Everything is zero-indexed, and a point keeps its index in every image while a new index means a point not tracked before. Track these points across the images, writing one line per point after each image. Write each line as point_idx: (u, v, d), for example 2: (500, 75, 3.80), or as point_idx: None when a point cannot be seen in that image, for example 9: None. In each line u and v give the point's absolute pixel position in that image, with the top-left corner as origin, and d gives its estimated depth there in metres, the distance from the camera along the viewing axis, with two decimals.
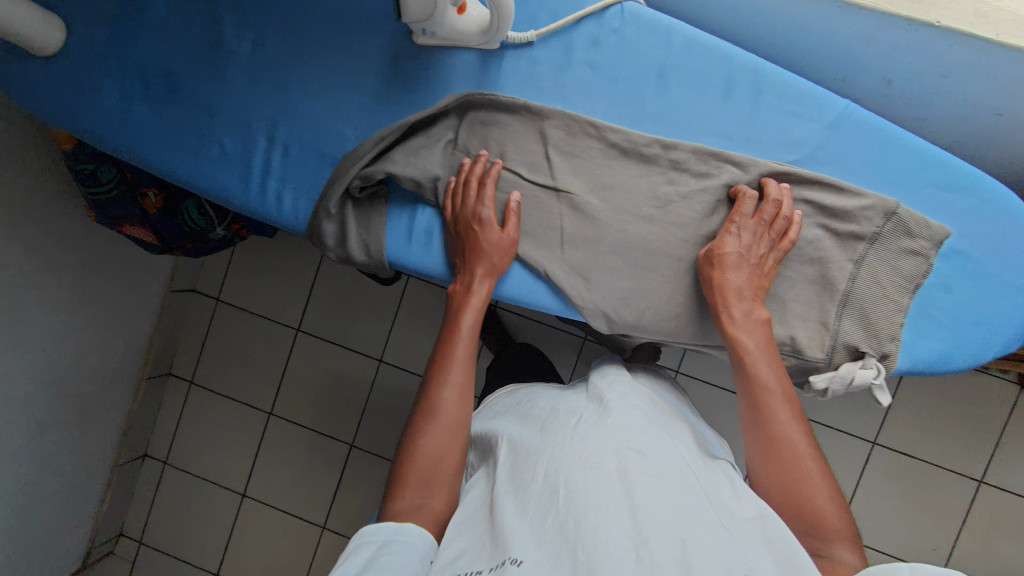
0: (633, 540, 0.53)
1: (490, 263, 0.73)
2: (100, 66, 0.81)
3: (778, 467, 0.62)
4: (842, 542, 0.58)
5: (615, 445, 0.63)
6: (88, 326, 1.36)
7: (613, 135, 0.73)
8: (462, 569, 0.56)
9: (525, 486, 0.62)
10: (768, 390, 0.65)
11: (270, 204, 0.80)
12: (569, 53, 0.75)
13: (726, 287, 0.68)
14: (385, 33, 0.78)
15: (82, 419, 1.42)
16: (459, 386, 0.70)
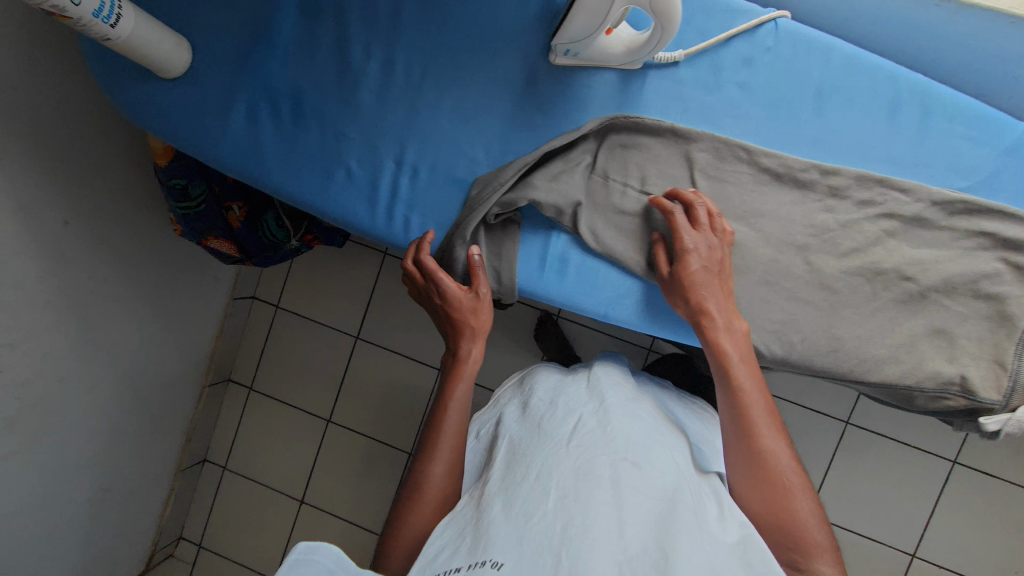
0: (617, 549, 0.55)
1: (470, 329, 0.77)
2: (229, 89, 0.80)
3: (760, 484, 0.63)
4: (821, 556, 0.60)
5: (610, 456, 0.64)
6: (158, 333, 1.37)
7: (767, 160, 0.70)
8: (440, 568, 0.58)
9: (517, 488, 0.63)
10: (755, 410, 0.65)
11: (398, 229, 0.78)
12: (717, 74, 0.71)
13: (704, 298, 0.67)
14: (518, 52, 0.76)
15: (151, 423, 1.44)
16: (448, 462, 0.70)
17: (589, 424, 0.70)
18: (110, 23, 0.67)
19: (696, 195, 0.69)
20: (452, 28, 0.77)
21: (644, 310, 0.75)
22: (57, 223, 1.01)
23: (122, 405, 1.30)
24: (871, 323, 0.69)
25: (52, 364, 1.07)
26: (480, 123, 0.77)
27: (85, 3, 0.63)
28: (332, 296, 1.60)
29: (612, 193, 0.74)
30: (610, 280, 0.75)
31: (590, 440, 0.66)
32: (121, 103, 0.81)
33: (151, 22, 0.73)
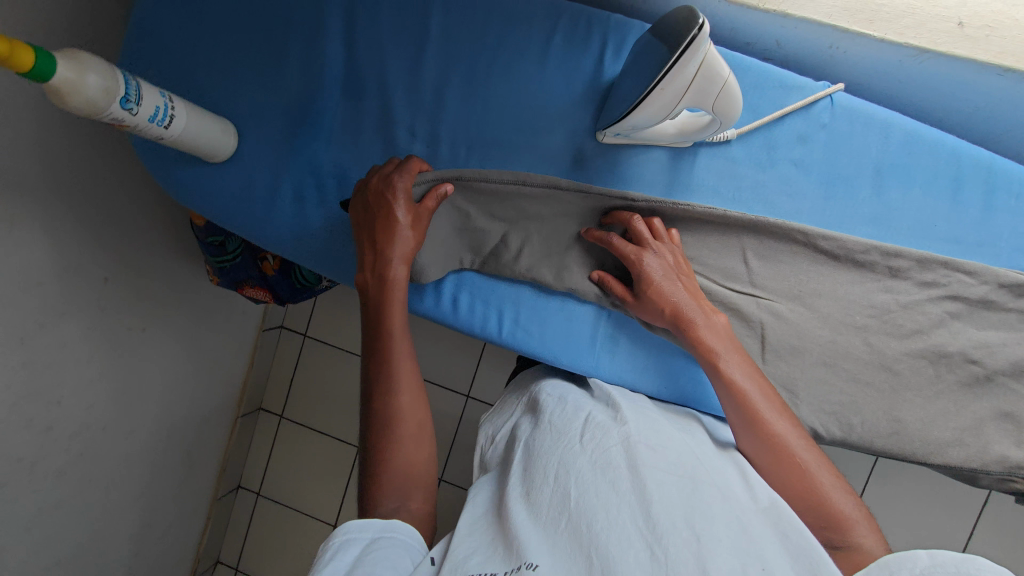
0: (645, 538, 0.48)
1: (407, 243, 0.70)
2: (275, 174, 0.81)
3: (789, 475, 0.58)
4: (857, 528, 0.54)
5: (623, 440, 0.57)
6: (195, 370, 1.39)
7: (824, 242, 0.69)
8: (472, 570, 0.50)
9: (537, 488, 0.55)
10: (749, 387, 0.62)
11: (445, 309, 0.78)
12: (772, 151, 0.70)
13: (671, 297, 0.67)
14: (566, 129, 0.75)
15: (188, 459, 1.46)
16: (411, 386, 0.66)
17: (601, 413, 0.63)
18: (163, 125, 0.68)
19: (634, 219, 0.71)
20: (497, 107, 0.76)
21: (695, 387, 0.76)
22: (99, 280, 1.03)
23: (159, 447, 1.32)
24: (935, 406, 0.68)
25: (97, 415, 1.09)
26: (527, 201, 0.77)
27: (141, 110, 0.64)
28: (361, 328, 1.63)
29: None
30: (661, 357, 0.77)
31: (601, 428, 0.59)
32: (171, 188, 0.82)
33: (199, 112, 0.73)
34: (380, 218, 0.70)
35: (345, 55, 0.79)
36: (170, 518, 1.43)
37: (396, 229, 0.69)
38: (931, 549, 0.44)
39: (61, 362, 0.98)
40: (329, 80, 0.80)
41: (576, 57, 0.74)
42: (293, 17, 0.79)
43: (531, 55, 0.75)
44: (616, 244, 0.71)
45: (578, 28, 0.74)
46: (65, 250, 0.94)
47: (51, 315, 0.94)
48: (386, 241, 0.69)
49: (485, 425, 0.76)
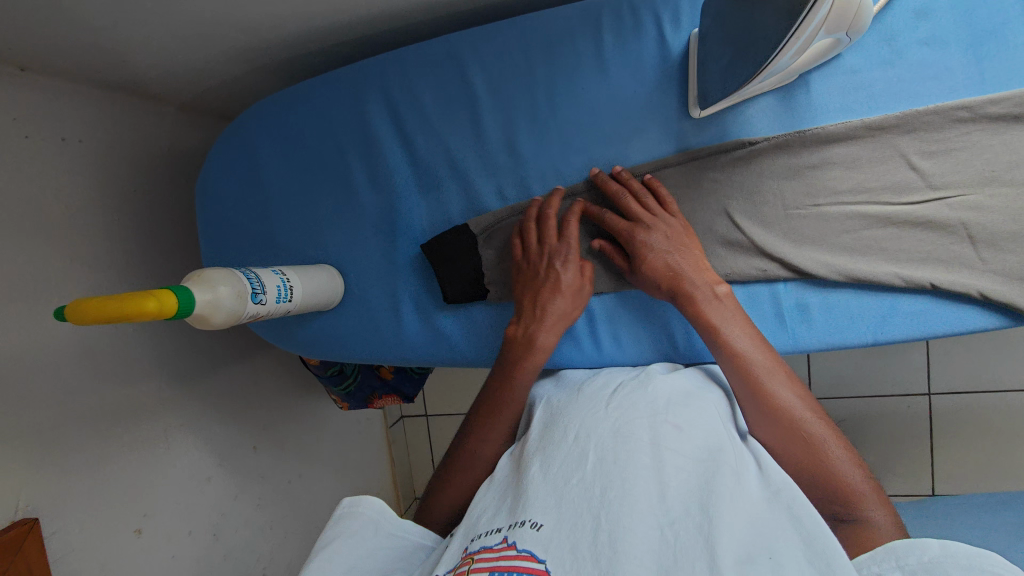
0: (657, 517, 0.50)
1: (564, 314, 0.70)
2: (390, 293, 0.79)
3: (788, 429, 0.59)
4: (869, 504, 0.55)
5: (650, 416, 0.59)
6: (338, 490, 1.61)
7: (995, 108, 0.60)
8: (482, 529, 0.55)
9: (555, 446, 0.58)
10: (762, 368, 0.61)
11: (610, 351, 0.75)
12: (893, 42, 0.62)
13: (675, 269, 0.66)
14: (656, 121, 0.69)
15: None
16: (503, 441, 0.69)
17: (627, 389, 0.65)
18: (288, 298, 0.67)
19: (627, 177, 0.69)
20: (575, 133, 0.72)
21: (926, 321, 0.65)
22: (250, 449, 1.25)
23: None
24: None
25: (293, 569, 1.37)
26: None
27: (268, 294, 0.63)
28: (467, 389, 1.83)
29: (822, 219, 0.66)
30: (870, 310, 0.66)
31: (627, 402, 0.62)
32: (303, 348, 0.83)
33: (307, 270, 0.73)
34: (541, 283, 0.70)
35: (405, 151, 0.77)
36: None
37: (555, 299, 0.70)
38: (942, 540, 0.48)
39: (254, 534, 1.24)
40: (401, 183, 0.77)
41: (633, 46, 0.69)
42: (341, 141, 0.78)
43: (586, 67, 0.70)
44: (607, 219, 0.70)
45: (623, 19, 0.69)
46: (218, 446, 1.16)
47: (228, 502, 1.17)
48: (540, 305, 0.70)
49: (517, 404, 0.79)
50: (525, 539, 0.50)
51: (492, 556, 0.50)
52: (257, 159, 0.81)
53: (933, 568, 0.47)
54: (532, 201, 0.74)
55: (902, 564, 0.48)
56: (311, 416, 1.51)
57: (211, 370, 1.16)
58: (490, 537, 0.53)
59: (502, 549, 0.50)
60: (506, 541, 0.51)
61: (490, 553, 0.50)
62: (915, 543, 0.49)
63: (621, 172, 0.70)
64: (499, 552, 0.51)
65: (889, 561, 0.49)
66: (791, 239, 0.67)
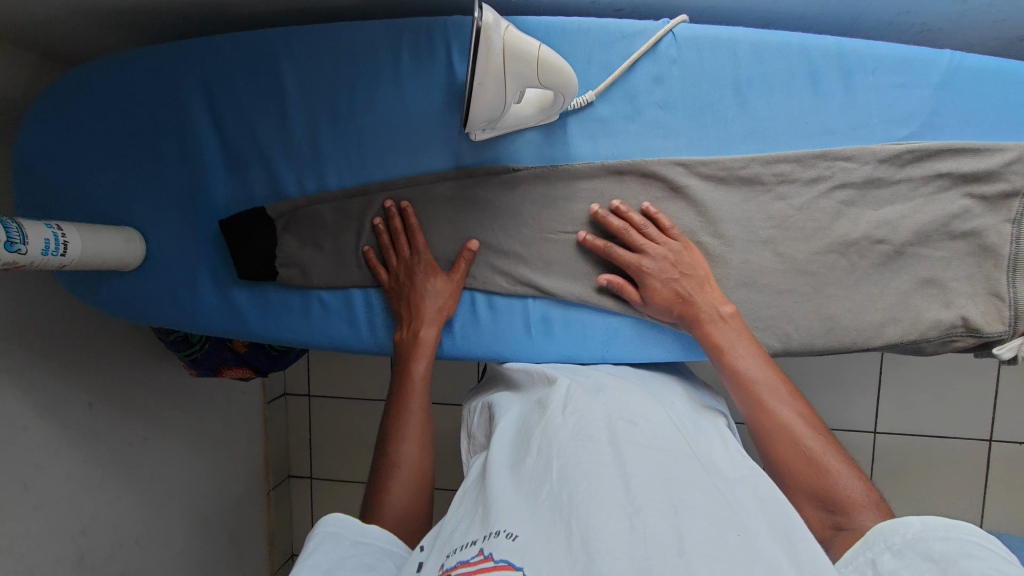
0: (625, 511, 0.51)
1: (436, 308, 0.76)
2: (188, 261, 0.84)
3: (786, 461, 0.59)
4: (863, 511, 0.54)
5: (606, 420, 0.63)
6: (190, 457, 1.64)
7: (704, 168, 0.70)
8: (456, 544, 0.56)
9: (522, 463, 0.61)
10: (746, 366, 0.63)
11: (385, 339, 0.82)
12: (634, 100, 0.71)
13: (686, 299, 0.68)
14: (440, 138, 0.77)
15: (221, 534, 1.76)
16: (412, 485, 0.67)
17: (584, 395, 0.68)
18: (59, 253, 0.70)
19: (609, 213, 0.71)
20: (372, 137, 0.78)
21: (645, 343, 0.77)
22: (84, 405, 1.28)
23: (188, 533, 1.62)
24: (858, 294, 0.69)
25: (124, 531, 1.40)
26: (419, 216, 0.79)
27: (30, 247, 0.66)
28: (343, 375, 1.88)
29: (570, 246, 0.76)
30: (597, 329, 0.77)
31: (584, 406, 0.66)
32: (103, 307, 0.86)
33: (99, 229, 0.77)
34: (410, 290, 0.76)
35: (216, 132, 0.81)
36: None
37: (424, 293, 0.76)
38: (922, 516, 0.49)
39: (78, 488, 1.27)
40: (209, 161, 0.81)
41: (427, 68, 0.76)
42: (158, 113, 0.81)
43: (385, 78, 0.77)
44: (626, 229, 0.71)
45: (420, 40, 0.75)
46: (42, 398, 1.18)
47: (48, 453, 1.19)
48: (414, 307, 0.76)
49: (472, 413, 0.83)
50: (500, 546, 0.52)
51: (469, 569, 0.51)
52: (71, 119, 0.83)
53: (917, 544, 0.48)
54: (325, 195, 0.80)
55: (890, 545, 0.49)
56: (169, 382, 1.54)
57: (47, 322, 1.18)
58: (466, 550, 0.54)
59: (477, 560, 0.51)
60: (480, 552, 0.52)
61: (467, 566, 0.52)
62: (898, 522, 0.50)
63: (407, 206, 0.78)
64: (476, 565, 0.52)
65: (879, 543, 0.50)
66: (542, 259, 0.77)
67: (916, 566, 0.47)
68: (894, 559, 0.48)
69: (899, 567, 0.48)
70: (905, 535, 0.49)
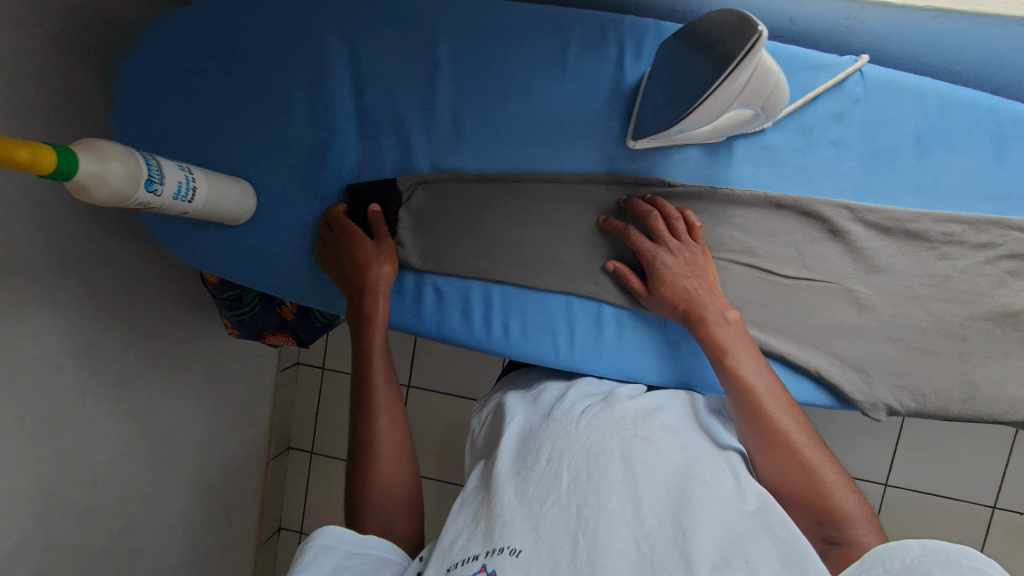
0: (632, 531, 0.52)
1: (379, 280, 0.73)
2: (300, 225, 0.78)
3: (781, 468, 0.59)
4: (857, 525, 0.55)
5: (621, 432, 0.60)
6: (206, 420, 1.54)
7: (872, 216, 0.68)
8: (459, 556, 0.56)
9: (529, 471, 0.59)
10: (748, 368, 0.63)
11: (498, 339, 0.78)
12: (808, 134, 0.69)
13: (691, 299, 0.67)
14: (595, 138, 0.73)
15: (222, 501, 1.68)
16: (394, 461, 0.68)
17: (600, 407, 0.66)
18: (186, 199, 0.65)
19: (690, 213, 0.71)
20: (521, 126, 0.74)
21: None
22: (118, 350, 1.18)
23: (191, 497, 1.53)
24: (1004, 365, 0.68)
25: (134, 487, 1.30)
26: (556, 216, 0.75)
27: (166, 188, 0.61)
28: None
29: None
30: None
31: (598, 418, 0.63)
32: (194, 258, 0.80)
33: (220, 177, 0.71)
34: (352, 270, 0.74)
35: (354, 92, 0.76)
36: (207, 550, 1.63)
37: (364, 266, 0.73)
38: (924, 539, 0.48)
39: (98, 437, 1.17)
40: (342, 122, 0.76)
41: (595, 63, 0.72)
42: (294, 59, 0.75)
43: (547, 66, 0.72)
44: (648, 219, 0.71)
45: (594, 33, 0.71)
46: (80, 339, 1.07)
47: (77, 398, 1.09)
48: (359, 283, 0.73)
49: (480, 411, 0.81)
50: (505, 564, 0.52)
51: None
52: (195, 53, 0.77)
53: (915, 568, 0.47)
54: (462, 178, 0.75)
55: (887, 569, 0.48)
56: (198, 337, 1.45)
57: (102, 258, 1.10)
58: (469, 564, 0.54)
59: None
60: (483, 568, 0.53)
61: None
62: (898, 545, 0.49)
63: (379, 212, 0.75)
64: None
65: (877, 567, 0.49)
66: None
67: None
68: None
69: None
70: (904, 559, 0.47)
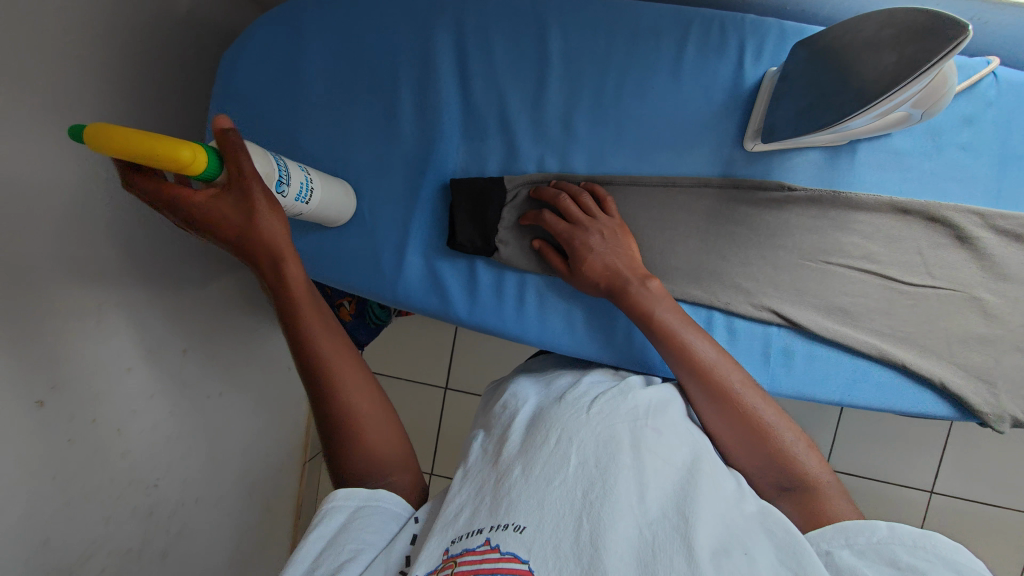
0: (635, 515, 0.50)
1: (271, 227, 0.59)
2: (400, 226, 0.77)
3: (738, 426, 0.60)
4: (806, 467, 0.58)
5: (632, 419, 0.58)
6: (255, 422, 1.51)
7: (1004, 223, 0.67)
8: (462, 528, 0.52)
9: (536, 448, 0.56)
10: (678, 331, 0.64)
11: (600, 344, 0.76)
12: (937, 138, 0.67)
13: (615, 270, 0.67)
14: (711, 140, 0.71)
15: (266, 506, 1.63)
16: (381, 420, 0.63)
17: (610, 394, 0.62)
18: (303, 200, 0.65)
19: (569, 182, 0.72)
20: (632, 127, 0.72)
21: (890, 394, 0.70)
22: (180, 351, 1.12)
23: (240, 498, 1.47)
24: None
25: (190, 488, 1.22)
26: (666, 219, 0.72)
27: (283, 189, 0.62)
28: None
29: (827, 276, 0.71)
30: (844, 369, 0.71)
31: (612, 404, 0.60)
32: None
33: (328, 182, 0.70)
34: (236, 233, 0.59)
35: (460, 92, 0.74)
36: (251, 555, 1.56)
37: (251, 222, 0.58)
38: (890, 521, 0.52)
39: (161, 437, 1.10)
40: (447, 123, 0.75)
41: (713, 63, 0.70)
42: (398, 63, 0.74)
43: (662, 66, 0.71)
44: (557, 199, 0.71)
45: (711, 34, 0.70)
46: (146, 338, 1.02)
47: (143, 400, 1.04)
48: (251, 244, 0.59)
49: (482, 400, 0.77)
50: (507, 542, 0.49)
51: (474, 559, 0.49)
52: (296, 51, 0.75)
53: (882, 548, 0.51)
54: (572, 179, 0.73)
55: (851, 543, 0.52)
56: (250, 336, 1.41)
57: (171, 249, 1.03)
58: (470, 538, 0.51)
59: (484, 551, 0.49)
60: (486, 543, 0.50)
61: (472, 556, 0.49)
62: (866, 525, 0.52)
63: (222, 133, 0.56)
64: (482, 554, 0.49)
65: (839, 539, 0.52)
66: (793, 286, 0.71)
67: (878, 566, 0.50)
68: (854, 555, 0.51)
69: (860, 564, 0.50)
70: (871, 537, 0.51)
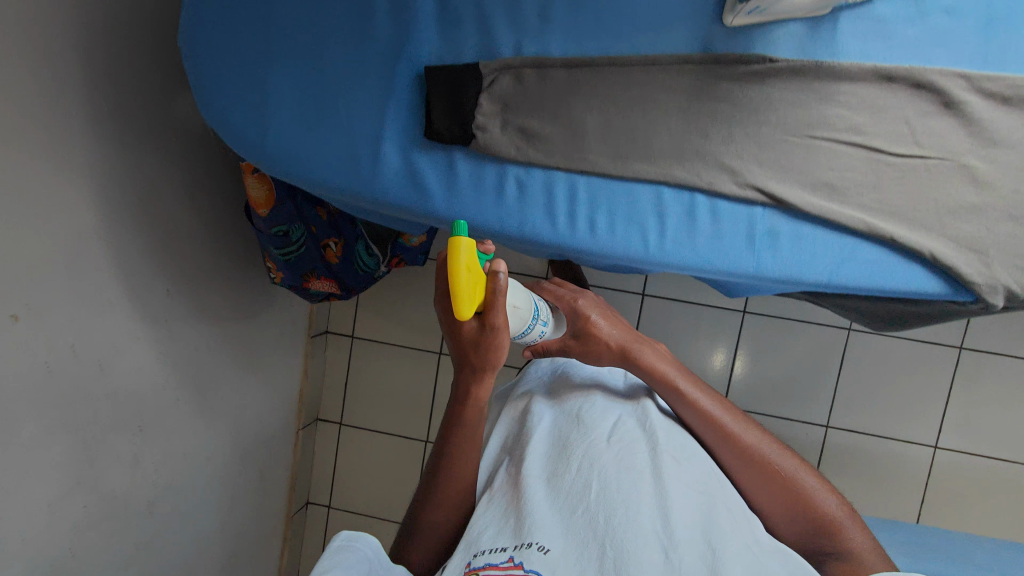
0: (660, 543, 0.62)
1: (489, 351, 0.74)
2: (377, 120, 0.75)
3: (779, 494, 0.75)
4: (844, 532, 0.72)
5: (650, 451, 0.73)
6: (247, 381, 1.46)
7: (991, 85, 0.65)
8: (486, 544, 0.66)
9: (561, 476, 0.72)
10: (698, 395, 0.80)
11: (584, 234, 0.74)
12: (920, 2, 0.66)
13: (619, 340, 0.84)
14: (691, 17, 0.69)
15: (258, 472, 1.58)
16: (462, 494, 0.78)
17: (629, 420, 0.78)
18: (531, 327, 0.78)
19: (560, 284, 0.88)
20: (610, 7, 0.71)
21: (879, 272, 0.69)
22: (163, 293, 1.09)
23: (231, 459, 1.43)
24: None
25: (177, 437, 1.19)
26: (647, 100, 0.71)
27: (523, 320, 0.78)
28: (401, 320, 1.78)
29: (814, 152, 0.69)
30: (831, 249, 0.69)
31: (628, 435, 0.75)
32: (269, 162, 0.78)
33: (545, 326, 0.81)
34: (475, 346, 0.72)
35: None
36: (242, 520, 1.52)
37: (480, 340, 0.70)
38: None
39: (145, 379, 1.07)
40: (421, 9, 0.73)
41: None
42: None
43: None
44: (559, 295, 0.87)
45: None
46: (128, 271, 0.99)
47: (125, 334, 1.01)
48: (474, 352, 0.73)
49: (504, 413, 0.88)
50: (532, 557, 0.61)
51: (498, 572, 0.61)
52: None
53: None
54: (550, 62, 0.71)
55: None
56: (240, 291, 1.36)
57: (150, 180, 1.01)
58: (496, 553, 0.64)
59: (508, 566, 0.61)
60: (512, 559, 0.62)
61: (496, 569, 0.61)
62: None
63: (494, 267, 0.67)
64: (506, 569, 0.61)
65: None
66: (778, 163, 0.69)
67: None
68: None
69: None
70: None
